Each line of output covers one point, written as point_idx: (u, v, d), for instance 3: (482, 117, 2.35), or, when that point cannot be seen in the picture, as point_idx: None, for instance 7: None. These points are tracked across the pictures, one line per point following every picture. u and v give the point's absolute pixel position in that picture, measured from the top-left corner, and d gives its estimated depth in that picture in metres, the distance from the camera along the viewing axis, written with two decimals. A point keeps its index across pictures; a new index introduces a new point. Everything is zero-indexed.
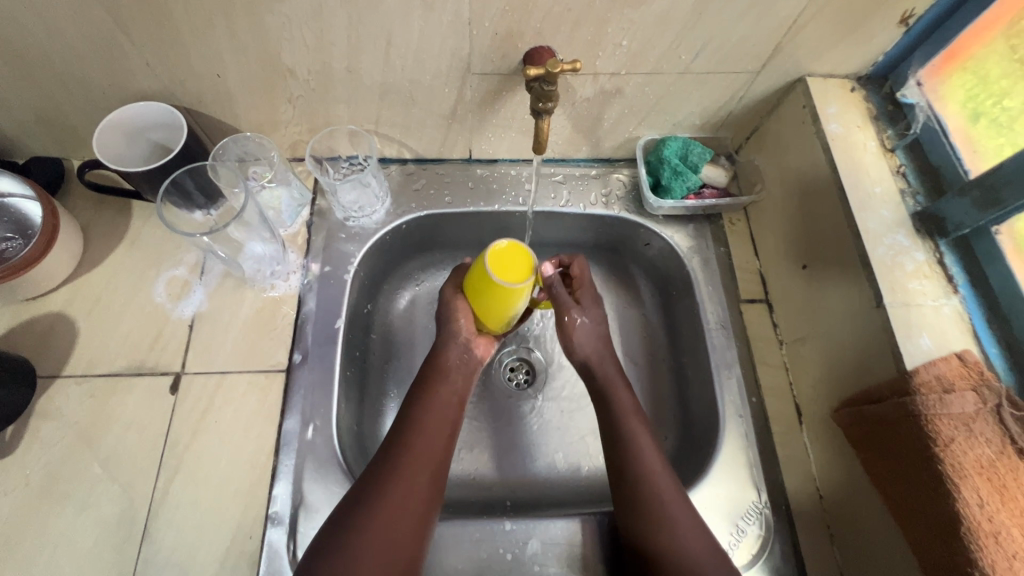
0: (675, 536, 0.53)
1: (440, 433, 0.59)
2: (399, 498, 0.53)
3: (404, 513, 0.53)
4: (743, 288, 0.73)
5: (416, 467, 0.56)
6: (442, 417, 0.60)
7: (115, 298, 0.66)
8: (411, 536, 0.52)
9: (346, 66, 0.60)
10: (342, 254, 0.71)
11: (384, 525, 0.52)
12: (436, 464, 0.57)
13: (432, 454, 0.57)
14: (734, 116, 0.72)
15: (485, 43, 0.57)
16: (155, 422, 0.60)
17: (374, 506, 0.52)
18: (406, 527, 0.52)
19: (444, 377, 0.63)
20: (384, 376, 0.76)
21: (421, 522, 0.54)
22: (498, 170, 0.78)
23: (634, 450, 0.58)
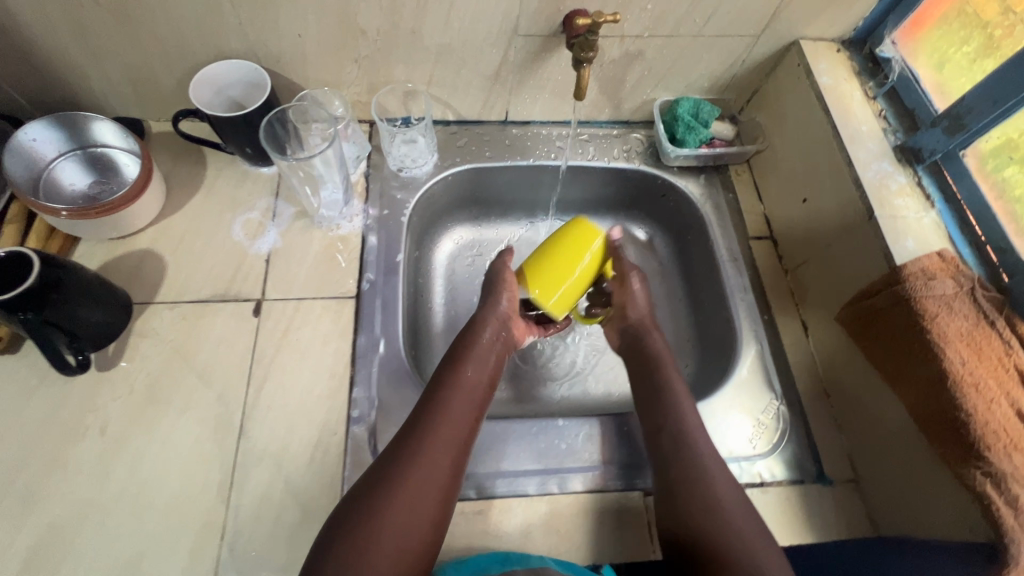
0: (701, 479, 0.58)
1: (469, 407, 0.61)
2: (431, 462, 0.55)
3: (432, 476, 0.55)
4: (751, 227, 0.83)
5: (445, 437, 0.57)
6: (472, 391, 0.62)
7: (198, 237, 0.73)
8: (435, 499, 0.54)
9: (411, 27, 0.69)
10: (397, 200, 0.80)
11: (412, 481, 0.54)
12: (463, 436, 0.59)
13: (458, 426, 0.59)
14: (737, 79, 0.83)
15: (532, 6, 0.67)
16: (242, 339, 0.67)
17: (405, 465, 0.55)
18: (433, 490, 0.54)
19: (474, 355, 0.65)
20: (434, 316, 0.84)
21: (447, 487, 0.55)
22: (531, 130, 0.88)
23: (670, 401, 0.65)
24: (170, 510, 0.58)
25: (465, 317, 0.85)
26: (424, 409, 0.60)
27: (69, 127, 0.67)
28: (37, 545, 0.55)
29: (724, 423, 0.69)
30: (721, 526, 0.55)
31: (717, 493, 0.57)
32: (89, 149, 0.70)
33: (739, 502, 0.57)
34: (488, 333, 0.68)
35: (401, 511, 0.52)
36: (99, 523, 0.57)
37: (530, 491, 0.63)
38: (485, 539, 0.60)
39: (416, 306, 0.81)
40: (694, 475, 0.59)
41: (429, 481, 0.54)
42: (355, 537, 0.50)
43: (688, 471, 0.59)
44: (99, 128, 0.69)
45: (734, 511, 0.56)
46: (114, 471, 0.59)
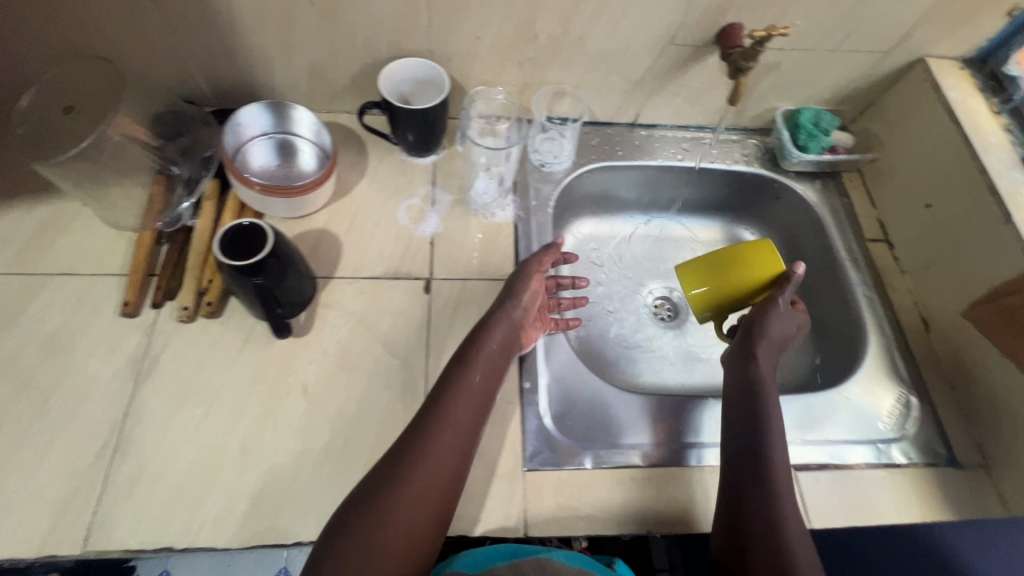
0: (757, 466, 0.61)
1: (468, 413, 0.60)
2: (429, 473, 0.55)
3: (432, 488, 0.55)
4: (867, 229, 0.89)
5: (441, 447, 0.57)
6: (470, 398, 0.61)
7: (368, 220, 0.80)
8: (432, 507, 0.55)
9: (580, 33, 0.75)
10: (541, 193, 0.86)
11: (406, 494, 0.54)
12: (462, 446, 0.59)
13: (462, 436, 0.59)
14: (857, 92, 0.89)
15: (695, 18, 0.74)
16: (417, 313, 0.73)
17: (402, 477, 0.55)
18: (429, 500, 0.55)
19: (481, 362, 0.64)
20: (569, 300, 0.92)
21: (445, 499, 0.56)
22: (657, 132, 0.94)
23: (763, 395, 0.67)
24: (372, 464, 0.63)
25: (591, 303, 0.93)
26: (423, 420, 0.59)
27: (277, 114, 0.75)
28: (259, 489, 0.61)
29: (859, 408, 0.74)
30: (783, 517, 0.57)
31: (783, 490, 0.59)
32: (284, 136, 0.77)
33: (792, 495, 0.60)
34: (494, 341, 0.66)
35: (400, 523, 0.52)
36: (311, 472, 0.62)
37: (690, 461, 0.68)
38: (653, 504, 0.65)
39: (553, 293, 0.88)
40: (772, 466, 0.61)
41: (427, 490, 0.55)
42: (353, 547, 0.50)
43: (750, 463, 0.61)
44: (297, 118, 0.76)
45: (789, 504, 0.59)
46: (319, 427, 0.65)
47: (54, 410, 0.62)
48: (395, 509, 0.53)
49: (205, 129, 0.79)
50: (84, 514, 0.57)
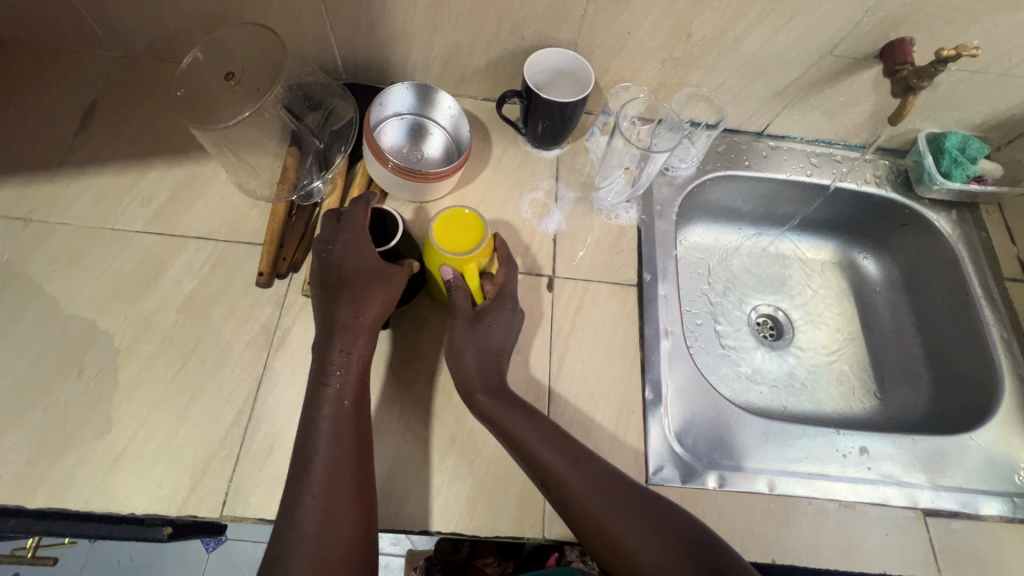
0: (586, 485, 0.54)
1: (341, 433, 0.54)
2: (318, 508, 0.50)
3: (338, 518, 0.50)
4: (1005, 267, 0.84)
5: (322, 484, 0.51)
6: (337, 420, 0.54)
7: (492, 210, 0.78)
8: (343, 523, 0.50)
9: (737, 37, 0.72)
10: (665, 197, 0.83)
11: (290, 531, 0.49)
12: (357, 466, 0.53)
13: (346, 446, 0.54)
14: (1012, 120, 0.84)
15: (865, 29, 0.69)
16: (541, 311, 0.72)
17: (291, 518, 0.50)
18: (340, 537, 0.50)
19: (338, 368, 0.57)
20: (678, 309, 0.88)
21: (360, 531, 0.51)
22: (784, 144, 0.90)
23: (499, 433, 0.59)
24: (496, 461, 0.62)
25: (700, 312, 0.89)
26: (302, 457, 0.53)
27: (420, 97, 0.75)
28: (386, 473, 0.60)
29: (993, 457, 0.70)
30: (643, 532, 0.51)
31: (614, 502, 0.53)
32: (420, 120, 0.77)
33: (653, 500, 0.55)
34: (362, 345, 0.58)
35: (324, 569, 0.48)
36: (435, 462, 0.62)
37: (817, 492, 0.65)
38: (779, 533, 0.62)
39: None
40: (572, 485, 0.54)
41: (340, 521, 0.50)
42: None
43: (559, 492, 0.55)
44: (438, 106, 0.76)
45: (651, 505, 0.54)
46: (445, 417, 0.64)
47: (191, 373, 0.63)
48: (303, 552, 0.49)
49: (342, 103, 0.76)
50: (220, 479, 0.58)
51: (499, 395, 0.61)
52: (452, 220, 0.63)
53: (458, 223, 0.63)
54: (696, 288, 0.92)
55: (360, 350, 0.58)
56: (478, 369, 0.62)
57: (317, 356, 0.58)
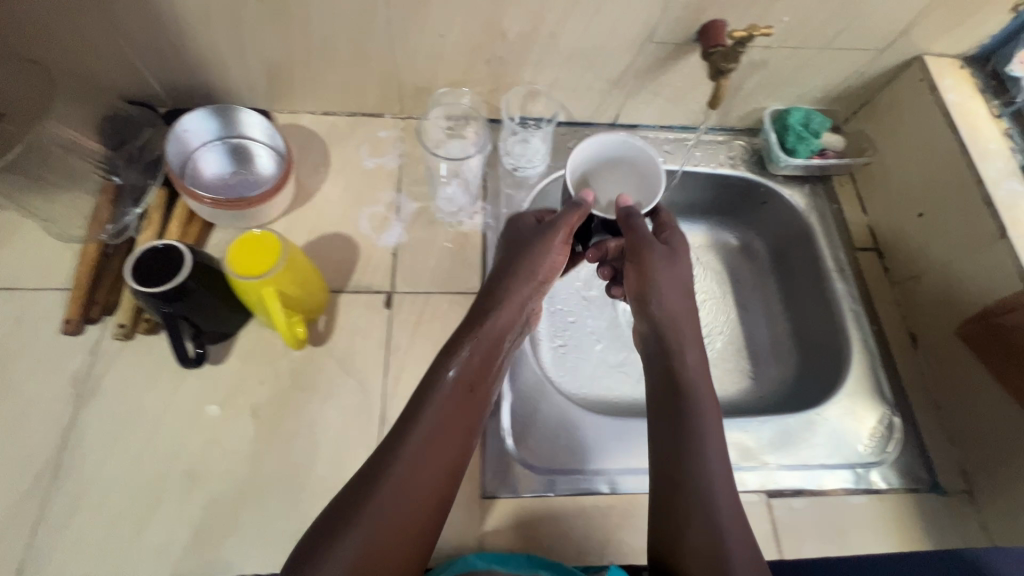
0: (718, 488, 0.53)
1: (450, 411, 0.54)
2: (406, 501, 0.48)
3: (417, 502, 0.49)
4: (856, 238, 0.84)
5: (424, 458, 0.51)
6: (456, 394, 0.55)
7: (328, 228, 0.76)
8: (425, 503, 0.49)
9: (552, 31, 0.70)
10: (513, 199, 0.82)
11: (399, 495, 0.48)
12: (451, 460, 0.53)
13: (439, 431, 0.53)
14: (850, 91, 0.84)
15: (674, 15, 0.69)
16: (378, 330, 0.70)
17: (407, 490, 0.48)
18: (404, 533, 0.47)
19: (459, 359, 0.57)
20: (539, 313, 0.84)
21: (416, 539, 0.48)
22: (638, 133, 0.89)
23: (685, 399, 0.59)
24: (324, 492, 0.61)
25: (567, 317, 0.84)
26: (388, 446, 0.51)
27: (221, 119, 0.72)
28: (201, 518, 0.58)
29: (838, 429, 0.71)
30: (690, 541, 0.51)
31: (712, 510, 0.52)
32: (236, 142, 0.74)
33: (735, 511, 0.53)
34: (508, 315, 0.62)
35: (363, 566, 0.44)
36: (258, 501, 0.59)
37: None
38: (621, 534, 0.62)
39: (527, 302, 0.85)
40: (635, 442, 0.56)
41: (408, 535, 0.47)
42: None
43: (668, 488, 0.54)
44: (248, 123, 0.72)
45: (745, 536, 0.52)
46: (270, 452, 0.62)
47: None
48: (377, 507, 0.47)
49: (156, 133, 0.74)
50: (18, 544, 0.55)
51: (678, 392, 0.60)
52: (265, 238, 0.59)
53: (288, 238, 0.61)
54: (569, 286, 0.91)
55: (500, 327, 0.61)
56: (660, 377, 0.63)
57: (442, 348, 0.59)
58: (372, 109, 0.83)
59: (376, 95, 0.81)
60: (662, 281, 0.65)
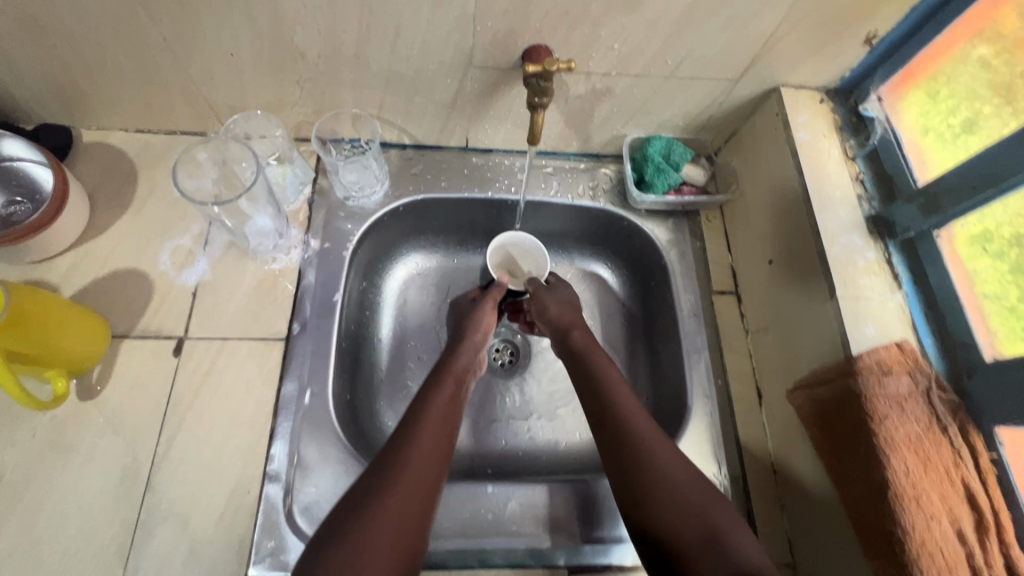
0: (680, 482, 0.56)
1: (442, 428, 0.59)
2: (398, 507, 0.51)
3: (411, 498, 0.52)
4: (716, 280, 0.79)
5: (414, 471, 0.54)
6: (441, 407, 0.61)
7: (122, 263, 0.69)
8: (419, 501, 0.53)
9: (355, 52, 0.63)
10: (340, 231, 0.75)
11: (392, 500, 0.51)
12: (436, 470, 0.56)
13: (435, 439, 0.58)
14: (715, 120, 0.78)
15: (487, 40, 0.61)
16: (159, 382, 0.64)
17: (381, 503, 0.51)
18: (405, 532, 0.50)
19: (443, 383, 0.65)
20: (378, 363, 0.79)
21: (416, 538, 0.51)
22: (492, 159, 0.82)
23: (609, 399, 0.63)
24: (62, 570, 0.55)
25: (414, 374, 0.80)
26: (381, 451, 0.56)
27: None
28: None
29: None
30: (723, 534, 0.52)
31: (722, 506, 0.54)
32: None
33: (694, 484, 0.56)
34: (462, 360, 0.69)
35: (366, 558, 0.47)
36: None
37: (450, 563, 0.62)
38: None
39: (358, 346, 0.76)
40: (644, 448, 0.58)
41: (404, 539, 0.50)
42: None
43: (626, 491, 0.57)
44: (6, 143, 0.65)
45: (698, 489, 0.55)
46: (10, 524, 0.56)
47: None
48: (383, 517, 0.50)
49: None
50: None
51: (604, 422, 0.62)
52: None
53: (23, 293, 0.56)
54: (429, 341, 0.82)
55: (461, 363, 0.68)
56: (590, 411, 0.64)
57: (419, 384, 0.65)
58: (189, 127, 0.76)
59: (187, 114, 0.73)
60: (548, 302, 0.75)
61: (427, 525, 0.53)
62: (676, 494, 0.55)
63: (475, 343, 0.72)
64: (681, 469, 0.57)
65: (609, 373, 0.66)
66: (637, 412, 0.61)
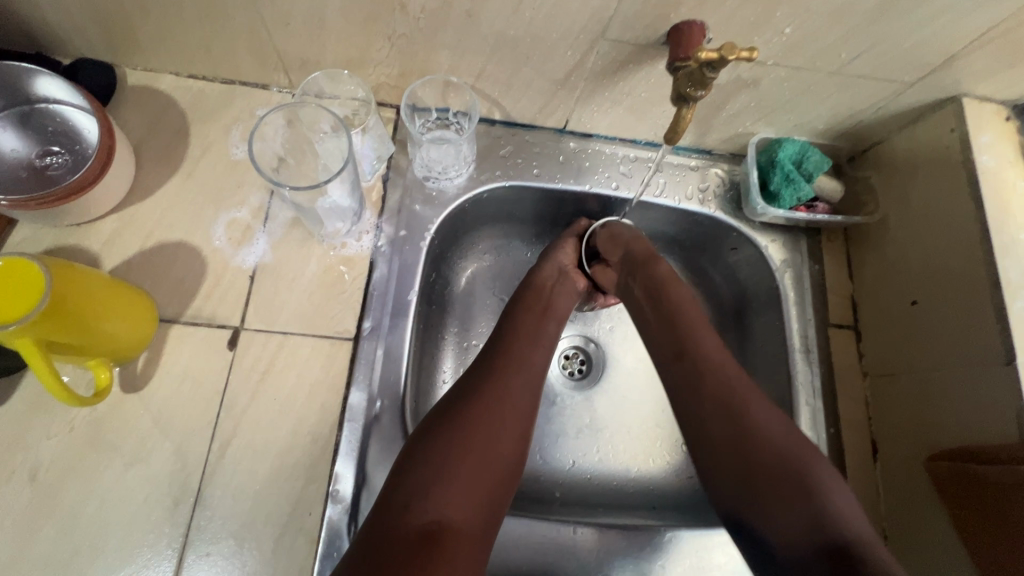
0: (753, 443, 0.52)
1: (535, 348, 0.58)
2: (491, 449, 0.49)
3: (504, 440, 0.50)
4: (833, 311, 0.69)
5: (513, 414, 0.52)
6: (529, 327, 0.60)
7: (170, 235, 0.60)
8: (514, 432, 0.51)
9: (468, 9, 0.51)
10: (417, 217, 0.65)
11: (487, 433, 0.50)
12: (528, 392, 0.54)
13: (529, 370, 0.56)
14: (862, 126, 0.66)
15: (633, 8, 0.50)
16: (211, 377, 0.56)
17: (476, 439, 0.49)
18: (497, 470, 0.49)
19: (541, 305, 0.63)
20: (443, 326, 0.72)
21: (506, 482, 0.49)
22: (591, 146, 0.71)
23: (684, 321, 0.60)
24: None
25: (478, 331, 0.74)
26: (472, 386, 0.54)
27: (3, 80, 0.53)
28: None
29: None
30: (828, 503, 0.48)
31: (842, 499, 0.48)
32: (31, 107, 0.56)
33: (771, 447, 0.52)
34: (550, 272, 0.66)
35: (458, 489, 0.46)
36: None
37: None
38: None
39: (426, 324, 0.68)
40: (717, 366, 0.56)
41: (491, 461, 0.49)
42: (403, 496, 0.45)
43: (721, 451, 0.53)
44: (39, 80, 0.54)
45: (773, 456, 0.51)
46: (45, 529, 0.50)
47: None
48: (470, 440, 0.49)
49: None
50: None
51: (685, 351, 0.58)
52: (38, 276, 0.45)
53: (64, 276, 0.46)
54: (488, 303, 0.75)
55: (563, 291, 0.66)
56: (671, 353, 0.59)
57: (520, 298, 0.64)
58: (250, 78, 0.65)
59: (250, 62, 0.62)
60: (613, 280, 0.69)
61: (519, 461, 0.51)
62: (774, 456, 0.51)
63: (564, 268, 0.67)
64: (823, 470, 0.50)
65: (727, 365, 0.56)
66: (748, 391, 0.55)
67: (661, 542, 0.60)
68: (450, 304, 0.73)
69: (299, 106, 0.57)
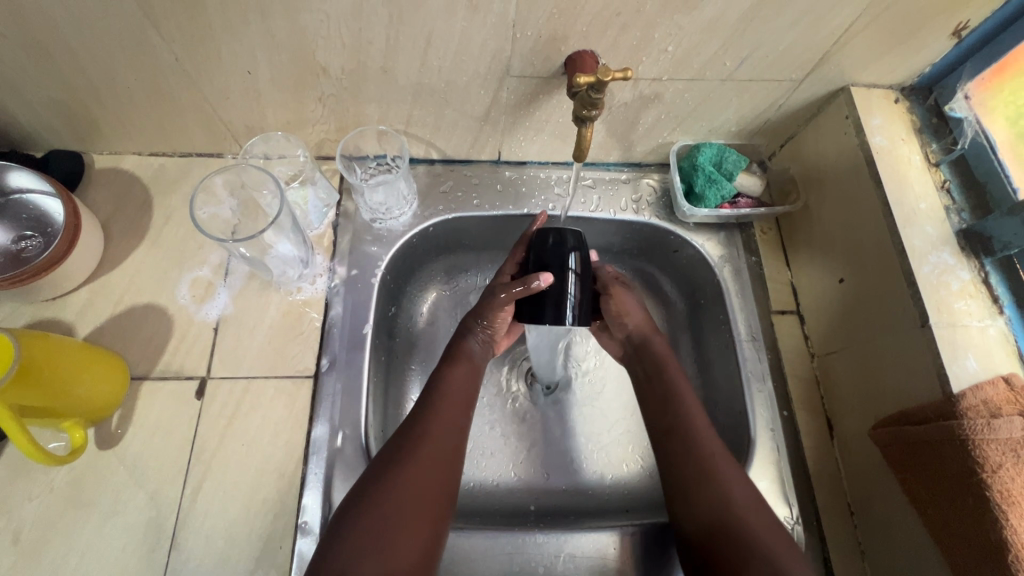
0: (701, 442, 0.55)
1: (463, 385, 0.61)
2: (418, 490, 0.50)
3: (431, 481, 0.52)
4: (775, 298, 0.72)
5: (442, 451, 0.54)
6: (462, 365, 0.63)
7: (139, 299, 0.65)
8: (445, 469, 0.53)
9: (382, 65, 0.57)
10: (367, 256, 0.70)
11: (416, 470, 0.52)
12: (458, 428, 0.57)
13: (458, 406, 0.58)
14: (771, 124, 0.71)
15: (527, 47, 0.56)
16: (181, 427, 0.59)
17: (410, 476, 0.51)
18: (428, 506, 0.50)
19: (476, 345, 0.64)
20: (408, 357, 0.75)
21: (437, 520, 0.51)
22: (526, 172, 0.77)
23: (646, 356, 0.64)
24: None
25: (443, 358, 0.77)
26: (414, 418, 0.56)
27: None
28: None
29: None
30: (731, 494, 0.51)
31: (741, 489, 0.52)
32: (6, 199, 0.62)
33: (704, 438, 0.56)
34: None
35: (390, 526, 0.48)
36: None
37: None
38: None
39: (389, 357, 0.72)
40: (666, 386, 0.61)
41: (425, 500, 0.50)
42: (360, 535, 0.47)
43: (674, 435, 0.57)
44: (13, 174, 0.61)
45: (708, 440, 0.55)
46: None
47: None
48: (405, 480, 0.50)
49: None
50: None
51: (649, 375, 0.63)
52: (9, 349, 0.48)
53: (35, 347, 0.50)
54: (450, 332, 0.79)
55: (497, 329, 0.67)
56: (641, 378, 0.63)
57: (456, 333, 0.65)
58: (206, 150, 0.71)
59: (202, 136, 0.68)
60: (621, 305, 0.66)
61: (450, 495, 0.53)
62: (705, 467, 0.54)
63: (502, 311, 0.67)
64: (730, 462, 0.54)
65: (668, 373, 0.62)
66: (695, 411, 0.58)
67: (632, 545, 0.61)
68: (413, 336, 0.77)
69: (240, 167, 0.63)
